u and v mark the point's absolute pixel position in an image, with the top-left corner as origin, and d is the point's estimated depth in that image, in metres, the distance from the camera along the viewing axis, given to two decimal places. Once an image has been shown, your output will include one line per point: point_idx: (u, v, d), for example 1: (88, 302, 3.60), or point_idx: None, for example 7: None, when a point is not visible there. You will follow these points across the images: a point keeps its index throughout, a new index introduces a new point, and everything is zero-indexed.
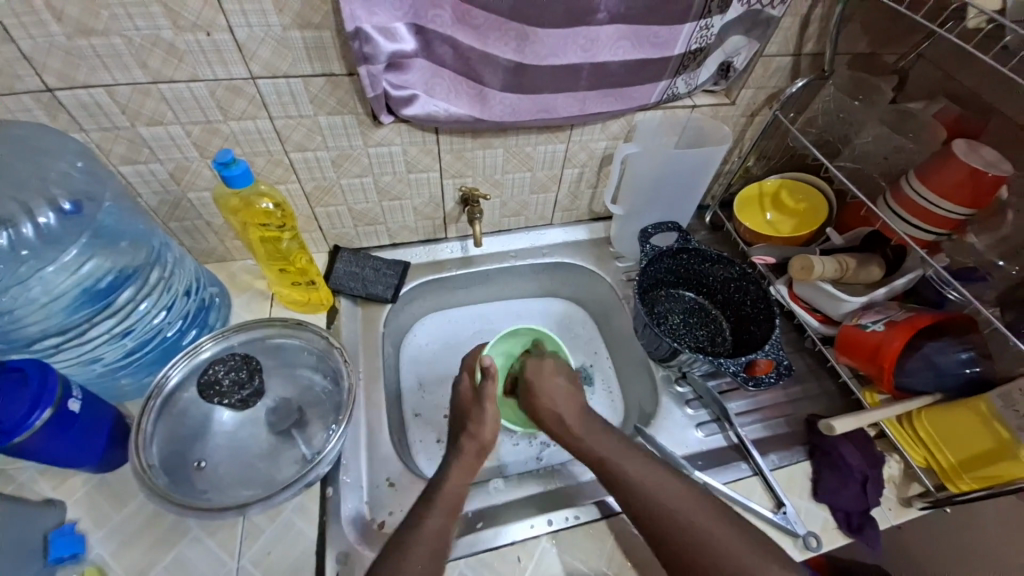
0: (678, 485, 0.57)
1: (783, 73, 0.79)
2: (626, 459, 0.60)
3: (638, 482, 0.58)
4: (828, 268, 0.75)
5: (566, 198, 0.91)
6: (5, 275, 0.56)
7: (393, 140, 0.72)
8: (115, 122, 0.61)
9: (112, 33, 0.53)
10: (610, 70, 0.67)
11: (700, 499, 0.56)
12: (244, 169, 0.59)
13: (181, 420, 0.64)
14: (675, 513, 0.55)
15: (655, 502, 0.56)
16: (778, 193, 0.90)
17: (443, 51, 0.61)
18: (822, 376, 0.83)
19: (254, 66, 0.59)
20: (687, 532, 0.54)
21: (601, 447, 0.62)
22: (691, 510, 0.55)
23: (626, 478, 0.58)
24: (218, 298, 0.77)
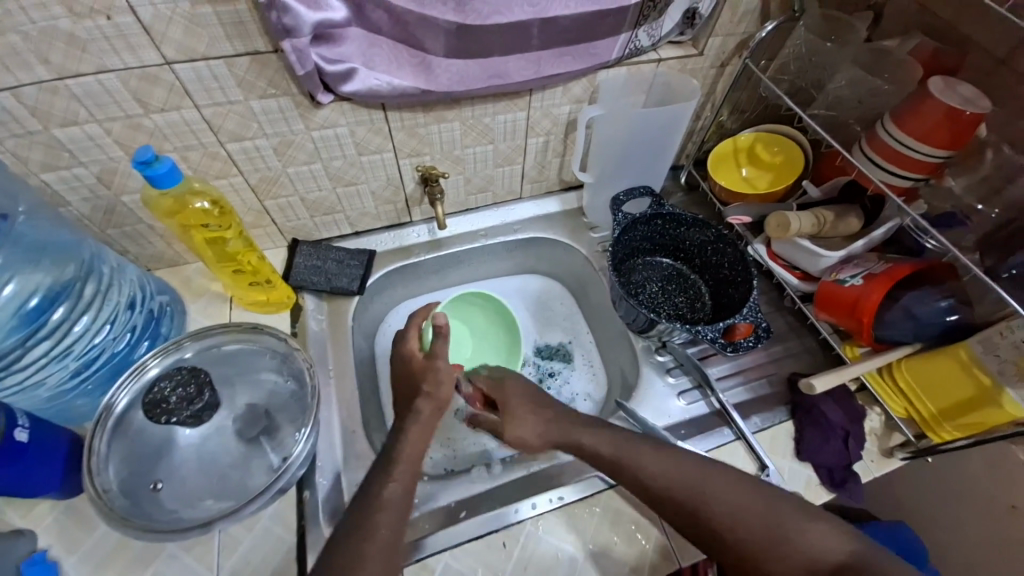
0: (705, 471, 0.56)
1: (752, 17, 0.74)
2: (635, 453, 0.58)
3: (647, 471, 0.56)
4: (804, 224, 0.73)
5: (533, 169, 0.87)
6: None
7: (337, 121, 0.66)
8: (26, 126, 0.55)
9: (5, 29, 0.47)
10: (564, 25, 0.61)
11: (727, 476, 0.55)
12: (170, 167, 0.54)
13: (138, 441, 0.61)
14: (703, 489, 0.54)
15: (678, 479, 0.55)
16: (752, 148, 0.87)
17: (377, 16, 0.55)
18: (803, 334, 0.82)
19: (167, 50, 0.53)
20: (720, 505, 0.53)
21: (602, 446, 0.60)
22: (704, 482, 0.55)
23: (643, 475, 0.56)
24: (169, 307, 0.72)
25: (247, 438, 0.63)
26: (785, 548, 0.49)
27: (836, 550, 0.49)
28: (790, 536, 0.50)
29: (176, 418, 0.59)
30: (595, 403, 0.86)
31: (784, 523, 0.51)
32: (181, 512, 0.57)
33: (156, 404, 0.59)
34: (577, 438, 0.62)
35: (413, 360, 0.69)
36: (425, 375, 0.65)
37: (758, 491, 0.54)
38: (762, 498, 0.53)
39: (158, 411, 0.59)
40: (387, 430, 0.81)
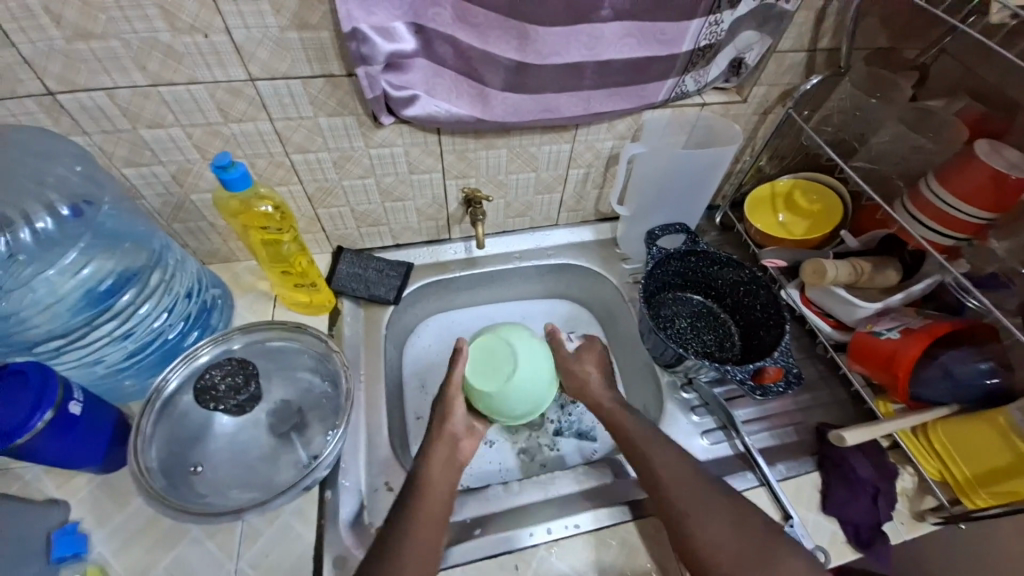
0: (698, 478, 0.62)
1: (797, 69, 0.77)
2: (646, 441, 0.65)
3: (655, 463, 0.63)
4: (841, 273, 0.74)
5: (571, 198, 0.90)
6: (8, 280, 0.57)
7: (394, 142, 0.71)
8: (117, 124, 0.60)
9: (111, 36, 0.53)
10: (615, 68, 0.64)
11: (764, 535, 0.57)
12: (243, 172, 0.58)
13: (181, 424, 0.64)
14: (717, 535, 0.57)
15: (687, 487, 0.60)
16: (791, 194, 0.89)
17: (444, 50, 0.59)
18: (834, 385, 0.80)
19: (253, 68, 0.58)
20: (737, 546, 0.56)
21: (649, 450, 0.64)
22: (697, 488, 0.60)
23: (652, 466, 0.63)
24: (220, 300, 0.77)
25: (278, 432, 0.65)
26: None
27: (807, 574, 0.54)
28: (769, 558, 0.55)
29: (223, 406, 0.61)
30: None
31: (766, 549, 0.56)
32: (212, 500, 0.60)
33: (206, 390, 0.62)
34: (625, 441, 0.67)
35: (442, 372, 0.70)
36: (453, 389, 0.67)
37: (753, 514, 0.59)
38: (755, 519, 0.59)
39: (206, 397, 0.61)
40: (408, 440, 0.83)
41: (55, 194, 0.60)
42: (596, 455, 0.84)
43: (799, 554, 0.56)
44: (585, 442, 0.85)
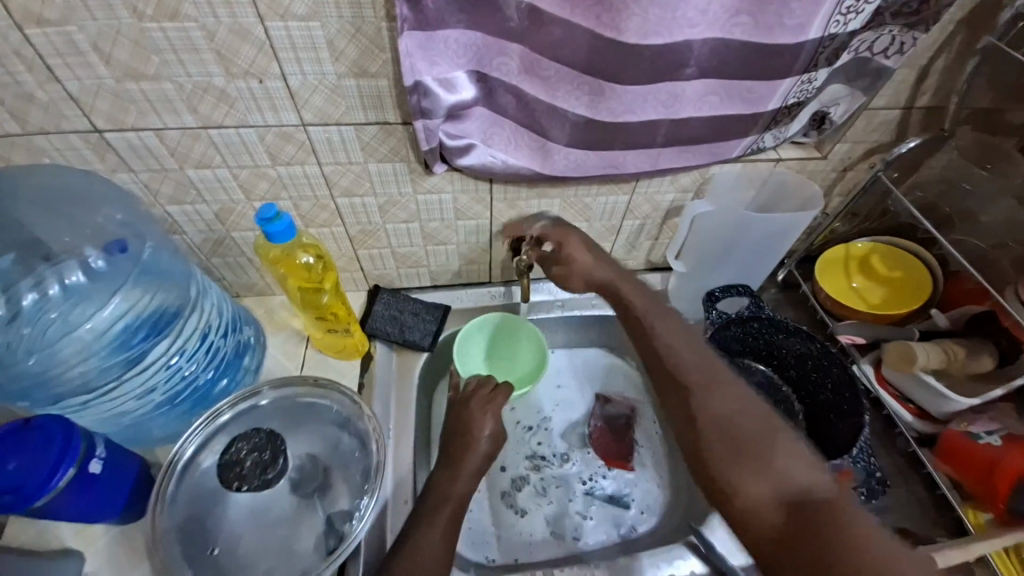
0: (695, 356, 0.55)
1: (887, 127, 0.70)
2: (654, 315, 0.60)
3: (656, 334, 0.58)
4: (931, 359, 0.67)
5: (622, 248, 0.84)
6: (35, 342, 0.54)
7: (443, 188, 0.67)
8: (163, 164, 0.58)
9: (162, 78, 0.50)
10: (692, 126, 0.58)
11: (761, 419, 0.49)
12: (288, 224, 0.55)
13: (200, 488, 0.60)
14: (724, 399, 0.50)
15: (682, 359, 0.55)
16: (867, 259, 0.81)
17: (506, 99, 0.55)
18: (913, 483, 0.72)
19: (305, 113, 0.55)
20: (745, 435, 0.47)
21: (674, 340, 0.57)
22: (696, 364, 0.54)
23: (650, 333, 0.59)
24: (254, 341, 0.73)
25: (303, 492, 0.60)
26: (744, 465, 0.45)
27: (810, 482, 0.43)
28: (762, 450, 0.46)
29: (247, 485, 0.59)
30: (656, 511, 0.78)
31: (762, 444, 0.46)
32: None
33: None
34: (651, 333, 0.58)
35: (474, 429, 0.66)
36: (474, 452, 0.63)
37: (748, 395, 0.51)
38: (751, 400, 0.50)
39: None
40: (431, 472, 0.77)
41: (90, 246, 0.57)
42: (636, 533, 0.76)
43: (803, 451, 0.46)
44: (621, 514, 0.78)
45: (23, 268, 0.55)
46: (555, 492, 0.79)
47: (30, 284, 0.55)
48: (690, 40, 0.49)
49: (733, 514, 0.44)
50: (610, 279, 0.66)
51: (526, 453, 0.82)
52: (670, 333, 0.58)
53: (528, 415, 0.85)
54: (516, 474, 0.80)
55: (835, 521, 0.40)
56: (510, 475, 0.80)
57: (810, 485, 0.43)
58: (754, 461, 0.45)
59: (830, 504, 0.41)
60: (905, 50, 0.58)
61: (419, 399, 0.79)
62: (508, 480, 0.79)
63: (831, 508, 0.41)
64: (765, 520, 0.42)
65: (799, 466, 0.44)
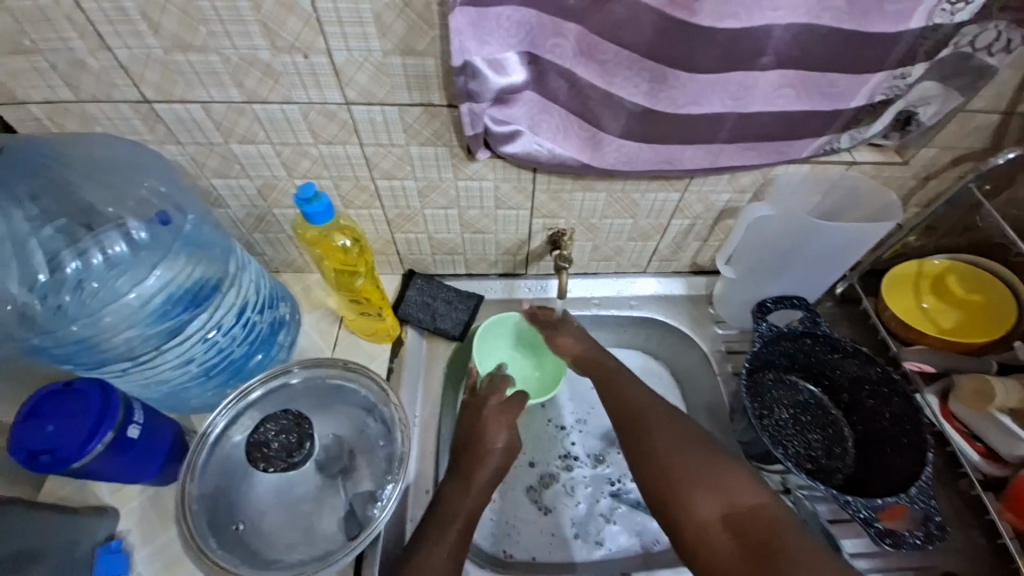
0: (650, 404, 0.65)
1: (985, 133, 0.62)
2: (615, 375, 0.70)
3: (619, 388, 0.68)
4: (1011, 398, 0.61)
5: (667, 248, 0.79)
6: (77, 309, 0.55)
7: (485, 175, 0.64)
8: (209, 137, 0.58)
9: (210, 50, 0.50)
10: (760, 122, 0.53)
11: (709, 452, 0.59)
12: (326, 205, 0.54)
13: (227, 461, 0.61)
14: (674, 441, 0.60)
15: (639, 409, 0.65)
16: (942, 278, 0.73)
17: (557, 84, 0.51)
18: (972, 528, 0.66)
19: (349, 92, 0.54)
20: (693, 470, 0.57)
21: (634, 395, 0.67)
22: (652, 413, 0.64)
23: (612, 390, 0.68)
24: (289, 317, 0.74)
25: (328, 473, 0.60)
26: (698, 495, 0.55)
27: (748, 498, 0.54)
28: (710, 480, 0.56)
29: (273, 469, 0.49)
30: None
31: (710, 476, 0.56)
32: (261, 553, 0.57)
33: (258, 445, 0.50)
34: (617, 389, 0.68)
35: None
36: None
37: (694, 436, 0.61)
38: (697, 441, 0.60)
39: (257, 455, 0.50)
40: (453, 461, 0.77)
41: (132, 219, 0.58)
42: (657, 546, 0.73)
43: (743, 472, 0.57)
44: (647, 524, 0.74)
45: (67, 238, 0.56)
46: (582, 494, 0.77)
47: (73, 254, 0.56)
48: (770, 25, 0.44)
49: (695, 543, 0.53)
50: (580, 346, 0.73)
51: (558, 452, 0.80)
52: (633, 393, 0.67)
53: (562, 415, 0.83)
54: (545, 471, 0.78)
55: (769, 524, 0.51)
56: (538, 472, 0.78)
57: (749, 503, 0.53)
58: (705, 492, 0.55)
59: (766, 511, 0.53)
60: (1013, 48, 0.50)
61: (445, 388, 0.78)
62: (535, 478, 0.77)
63: (763, 514, 0.52)
64: (719, 544, 0.52)
65: (741, 487, 0.55)
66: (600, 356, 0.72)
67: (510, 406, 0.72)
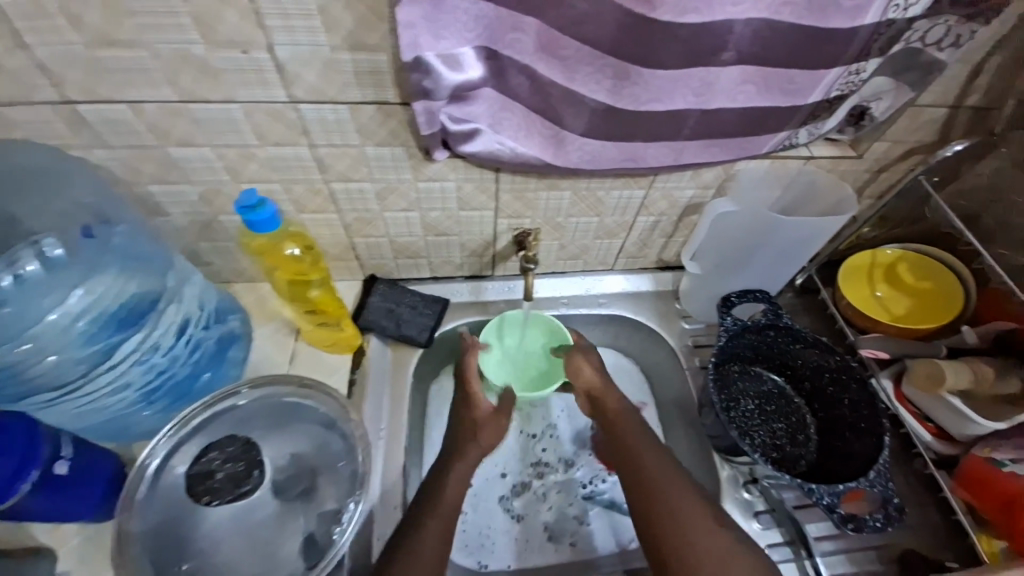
0: (659, 463, 0.62)
1: (932, 127, 0.64)
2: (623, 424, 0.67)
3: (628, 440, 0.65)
4: (961, 380, 0.63)
5: (634, 245, 0.79)
6: None
7: (445, 176, 0.62)
8: (142, 140, 0.53)
9: (139, 45, 0.45)
10: (723, 119, 0.53)
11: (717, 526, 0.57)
12: (272, 213, 0.51)
13: (170, 493, 0.56)
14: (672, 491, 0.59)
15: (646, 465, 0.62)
16: (894, 266, 0.76)
17: (518, 81, 0.49)
18: (926, 505, 0.69)
19: (296, 90, 0.50)
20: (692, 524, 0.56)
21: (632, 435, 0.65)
22: (660, 471, 0.61)
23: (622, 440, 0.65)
24: (239, 330, 0.69)
25: (286, 496, 0.57)
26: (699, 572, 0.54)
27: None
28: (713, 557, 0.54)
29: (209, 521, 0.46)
30: None
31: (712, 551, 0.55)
32: None
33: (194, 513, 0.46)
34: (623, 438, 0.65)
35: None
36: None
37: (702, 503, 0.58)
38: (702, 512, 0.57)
39: (202, 487, 0.56)
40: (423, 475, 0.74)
41: (47, 236, 0.52)
42: (633, 543, 0.73)
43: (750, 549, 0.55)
44: (620, 521, 0.75)
45: None
46: (555, 498, 0.76)
47: None
48: (731, 20, 0.44)
49: None
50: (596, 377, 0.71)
51: (530, 459, 0.78)
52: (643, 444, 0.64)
53: (534, 420, 0.81)
54: (517, 479, 0.77)
55: None
56: (510, 481, 0.77)
57: None
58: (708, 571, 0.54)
59: None
60: (961, 44, 0.52)
61: (412, 397, 0.75)
62: (507, 487, 0.76)
63: None
64: None
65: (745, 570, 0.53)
66: (610, 397, 0.69)
67: (480, 412, 0.70)
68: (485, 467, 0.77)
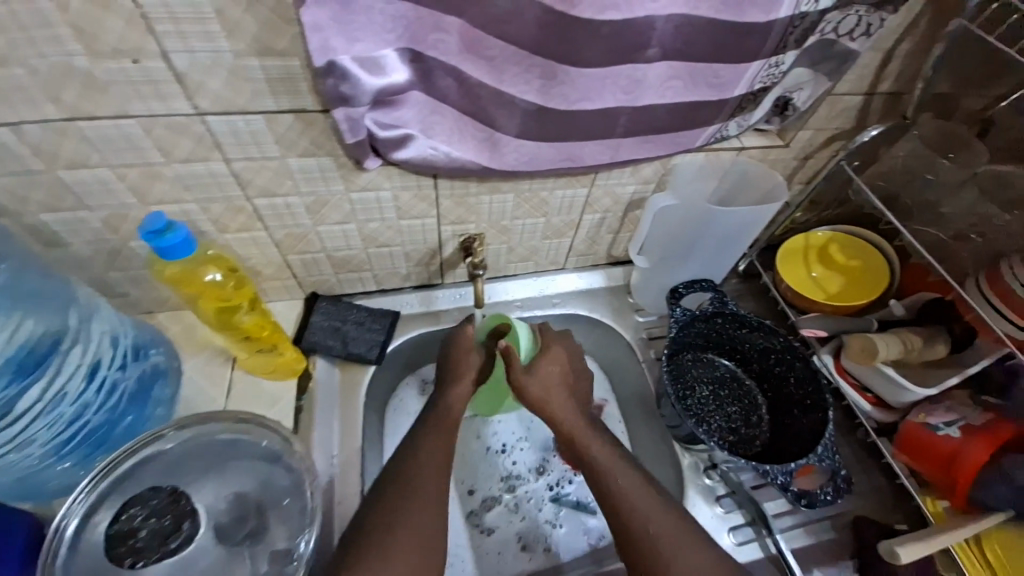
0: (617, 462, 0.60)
1: (849, 114, 0.67)
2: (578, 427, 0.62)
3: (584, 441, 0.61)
4: (892, 350, 0.66)
5: (582, 243, 0.78)
6: None
7: (380, 185, 0.59)
8: (26, 164, 0.47)
9: (6, 60, 0.39)
10: (655, 115, 0.53)
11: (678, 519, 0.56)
12: (184, 237, 0.47)
13: (93, 556, 0.50)
14: (645, 508, 0.56)
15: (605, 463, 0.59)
16: (826, 248, 0.80)
17: (446, 83, 0.47)
18: (871, 471, 0.73)
19: (201, 101, 0.46)
20: (669, 541, 0.54)
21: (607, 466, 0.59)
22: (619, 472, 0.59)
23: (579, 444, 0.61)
24: (163, 366, 0.63)
25: (231, 541, 0.53)
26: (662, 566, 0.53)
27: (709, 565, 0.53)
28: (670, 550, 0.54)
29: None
30: None
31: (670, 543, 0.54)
32: None
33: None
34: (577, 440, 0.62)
35: (418, 459, 0.58)
36: (413, 497, 0.55)
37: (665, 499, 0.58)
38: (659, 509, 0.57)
39: (123, 548, 0.50)
40: None
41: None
42: (604, 541, 0.73)
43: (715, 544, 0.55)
44: (592, 522, 0.74)
45: None
46: (527, 508, 0.75)
47: None
48: (653, 17, 0.44)
49: None
50: (541, 386, 0.63)
51: (500, 474, 0.77)
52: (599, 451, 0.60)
53: (501, 433, 0.79)
54: (486, 494, 0.75)
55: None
56: (479, 496, 0.75)
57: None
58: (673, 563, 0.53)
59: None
60: (871, 32, 0.54)
61: (367, 418, 0.71)
62: (476, 502, 0.74)
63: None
64: None
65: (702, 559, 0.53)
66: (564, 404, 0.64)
67: None
68: (452, 484, 0.75)
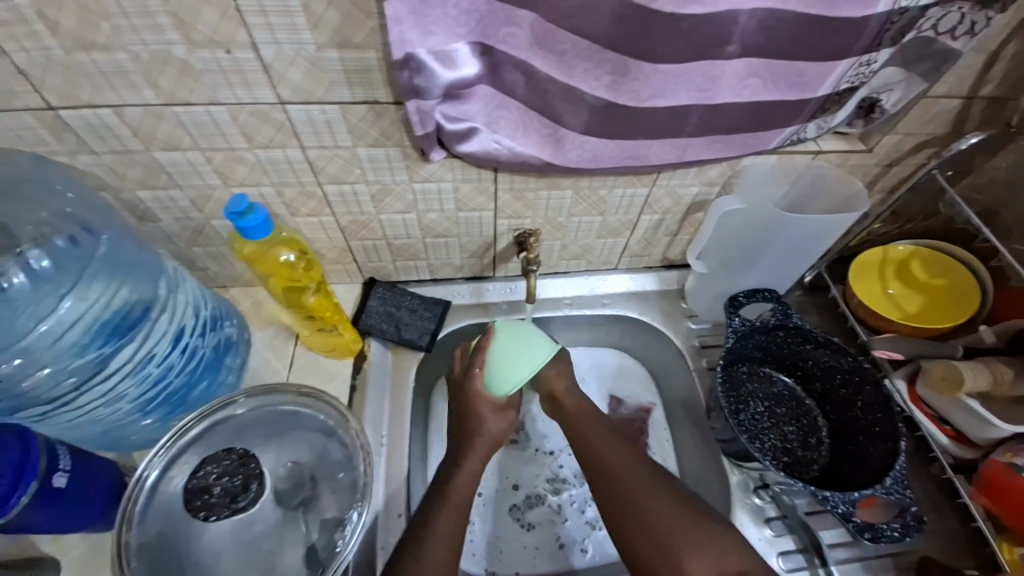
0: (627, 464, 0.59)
1: (945, 119, 0.62)
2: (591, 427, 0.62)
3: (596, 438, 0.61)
4: (979, 382, 0.61)
5: (638, 244, 0.77)
6: None
7: (442, 177, 0.60)
8: (127, 145, 0.52)
9: (116, 48, 0.44)
10: (727, 114, 0.50)
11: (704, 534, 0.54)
12: (262, 218, 0.50)
13: (171, 505, 0.55)
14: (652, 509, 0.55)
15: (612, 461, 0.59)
16: (906, 263, 0.74)
17: (514, 78, 0.47)
18: (944, 510, 0.67)
19: (283, 90, 0.48)
20: (677, 545, 0.53)
21: (636, 490, 0.57)
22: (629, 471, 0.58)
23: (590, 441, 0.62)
24: (236, 337, 0.68)
25: (287, 505, 0.57)
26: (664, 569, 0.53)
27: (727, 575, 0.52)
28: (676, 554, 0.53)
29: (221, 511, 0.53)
30: None
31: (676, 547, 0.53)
32: None
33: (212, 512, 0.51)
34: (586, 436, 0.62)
35: None
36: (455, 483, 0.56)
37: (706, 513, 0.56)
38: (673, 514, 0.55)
39: (199, 502, 0.54)
40: (428, 484, 0.72)
41: (30, 246, 0.52)
42: None
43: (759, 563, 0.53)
44: None
45: None
46: (570, 511, 0.74)
47: None
48: (735, 11, 0.42)
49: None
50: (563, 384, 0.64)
51: (546, 474, 0.77)
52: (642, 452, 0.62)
53: (551, 437, 0.79)
54: (531, 492, 0.75)
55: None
56: (523, 492, 0.75)
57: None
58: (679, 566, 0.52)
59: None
60: (977, 31, 0.49)
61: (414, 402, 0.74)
62: (519, 497, 0.75)
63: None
64: None
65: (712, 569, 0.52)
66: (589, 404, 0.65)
67: None
68: (499, 478, 0.76)
